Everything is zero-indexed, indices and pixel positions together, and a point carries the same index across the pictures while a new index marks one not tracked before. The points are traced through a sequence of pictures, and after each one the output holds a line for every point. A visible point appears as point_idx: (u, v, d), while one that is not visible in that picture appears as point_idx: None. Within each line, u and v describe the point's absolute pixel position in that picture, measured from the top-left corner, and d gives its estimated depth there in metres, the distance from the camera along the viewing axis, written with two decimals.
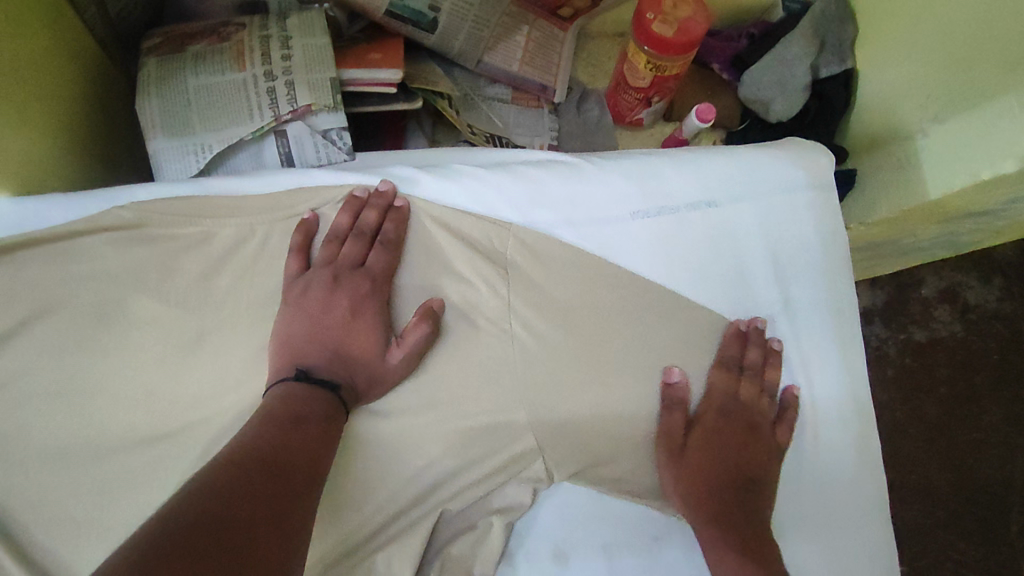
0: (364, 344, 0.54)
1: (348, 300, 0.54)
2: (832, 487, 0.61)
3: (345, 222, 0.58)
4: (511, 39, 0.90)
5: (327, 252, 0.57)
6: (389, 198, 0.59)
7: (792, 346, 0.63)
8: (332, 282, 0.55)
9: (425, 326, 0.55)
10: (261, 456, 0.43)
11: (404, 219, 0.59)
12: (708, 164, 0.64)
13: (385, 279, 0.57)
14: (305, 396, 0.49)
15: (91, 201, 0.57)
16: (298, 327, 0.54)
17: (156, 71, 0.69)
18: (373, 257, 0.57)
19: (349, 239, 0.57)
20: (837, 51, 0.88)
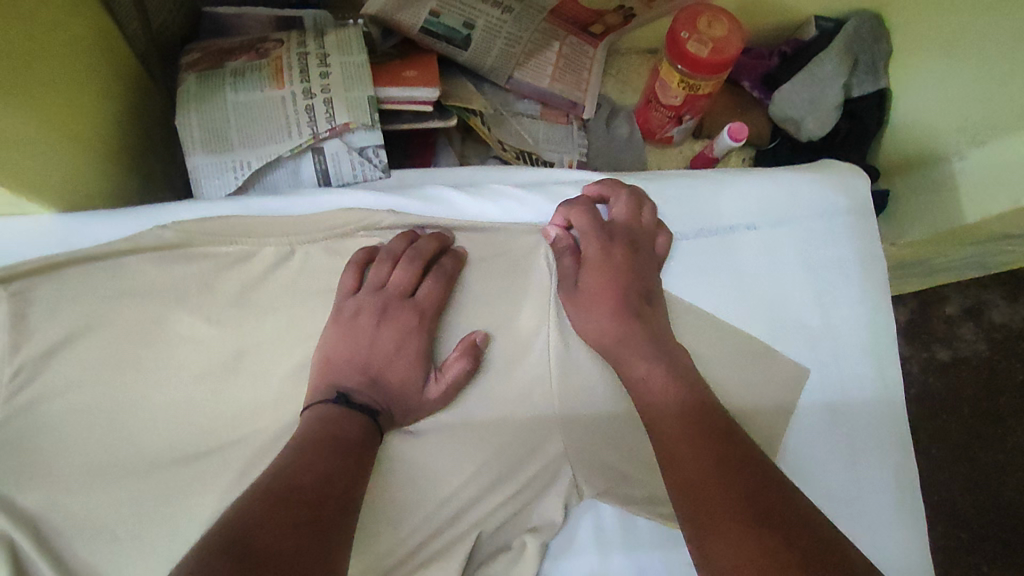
0: (404, 369, 0.53)
1: (393, 328, 0.54)
2: (873, 517, 0.59)
3: (402, 247, 0.58)
4: (541, 55, 0.90)
5: (378, 275, 0.56)
6: (448, 240, 0.59)
7: (835, 374, 0.61)
8: (381, 310, 0.54)
9: (464, 364, 0.54)
10: (300, 477, 0.43)
11: (461, 259, 0.59)
12: (749, 187, 0.63)
13: (433, 312, 0.56)
14: (347, 421, 0.49)
15: (136, 219, 0.58)
16: (339, 348, 0.53)
17: (195, 86, 0.69)
18: (426, 286, 0.56)
19: (402, 263, 0.57)
20: (870, 70, 0.88)
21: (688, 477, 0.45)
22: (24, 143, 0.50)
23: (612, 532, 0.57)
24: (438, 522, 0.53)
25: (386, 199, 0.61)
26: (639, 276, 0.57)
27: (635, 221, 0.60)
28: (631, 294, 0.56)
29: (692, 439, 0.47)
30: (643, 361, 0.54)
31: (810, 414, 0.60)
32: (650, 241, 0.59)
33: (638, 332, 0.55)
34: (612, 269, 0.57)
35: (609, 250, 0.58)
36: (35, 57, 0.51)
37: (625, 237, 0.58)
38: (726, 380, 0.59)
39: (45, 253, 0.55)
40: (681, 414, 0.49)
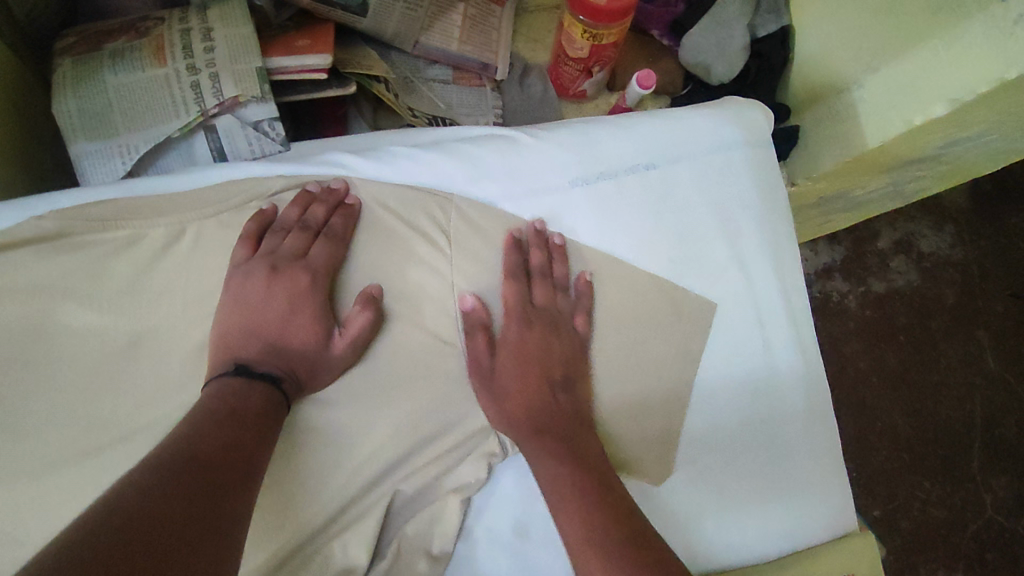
0: (303, 335, 0.52)
1: (287, 294, 0.53)
2: (787, 439, 0.61)
3: (294, 214, 0.57)
4: (447, 17, 0.88)
5: (272, 243, 0.55)
6: (341, 196, 0.58)
7: (746, 302, 0.62)
8: (271, 273, 0.53)
9: (368, 314, 0.54)
10: (192, 453, 0.42)
11: (354, 215, 0.58)
12: (644, 128, 0.63)
13: (330, 271, 0.56)
14: (244, 391, 0.48)
15: (11, 212, 0.55)
16: (233, 320, 0.52)
17: (70, 72, 0.65)
18: (318, 248, 0.56)
19: (294, 231, 0.56)
20: (772, 9, 0.91)
21: (560, 496, 0.49)
22: None
23: (532, 484, 0.57)
24: (356, 484, 0.53)
25: (277, 168, 0.60)
26: (540, 367, 0.55)
27: (552, 304, 0.58)
28: (539, 378, 0.55)
29: (561, 450, 0.52)
30: (522, 426, 0.54)
31: (722, 345, 0.61)
32: (573, 325, 0.58)
33: (541, 408, 0.54)
34: (526, 367, 0.55)
35: (526, 333, 0.56)
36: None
37: (545, 318, 0.57)
38: (637, 321, 0.60)
39: None
40: (541, 420, 0.54)
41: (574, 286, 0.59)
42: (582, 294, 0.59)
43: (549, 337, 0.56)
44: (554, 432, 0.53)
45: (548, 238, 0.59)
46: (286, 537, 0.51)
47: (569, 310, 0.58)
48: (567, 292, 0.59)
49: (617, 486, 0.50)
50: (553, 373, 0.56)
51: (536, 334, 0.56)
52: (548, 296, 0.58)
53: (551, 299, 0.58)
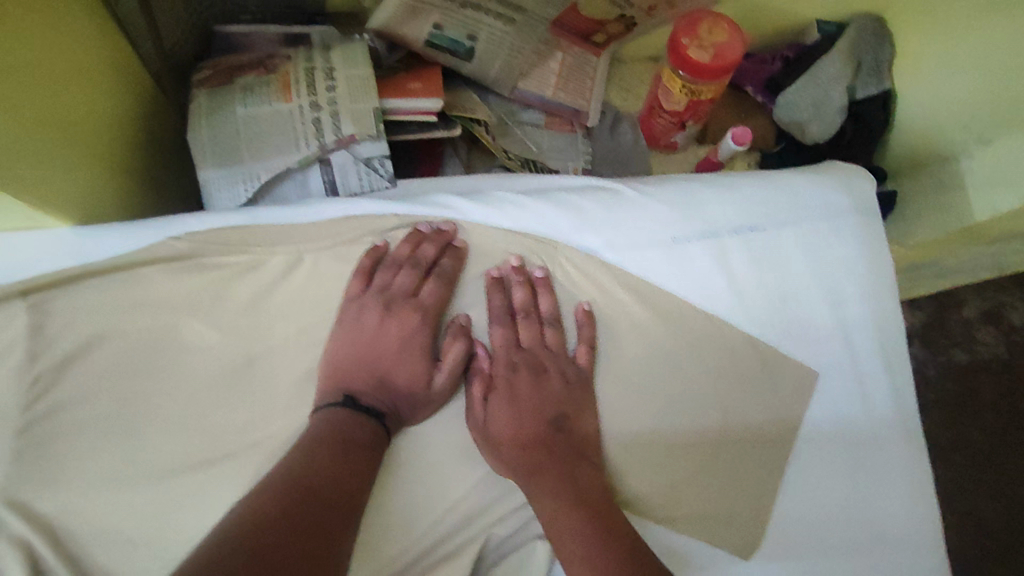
0: (407, 374, 0.55)
1: (399, 328, 0.56)
2: (887, 522, 0.58)
3: (405, 252, 0.59)
4: (545, 65, 0.91)
5: (383, 280, 0.58)
6: (449, 238, 0.60)
7: (849, 369, 0.61)
8: (384, 312, 0.56)
9: (461, 345, 0.56)
10: (304, 480, 0.45)
11: (462, 257, 0.60)
12: (748, 190, 0.63)
13: (439, 310, 0.58)
14: (351, 421, 0.51)
15: (143, 232, 0.59)
16: (343, 355, 0.55)
17: (205, 102, 0.70)
18: (428, 287, 0.58)
19: (405, 268, 0.58)
20: (874, 73, 0.89)
21: (557, 527, 0.51)
22: (33, 163, 0.53)
23: None
24: (450, 520, 0.53)
25: (389, 207, 0.62)
26: (534, 412, 0.55)
27: (540, 349, 0.58)
28: (534, 422, 0.55)
29: (563, 482, 0.52)
30: (552, 461, 0.53)
31: (820, 412, 0.60)
32: (559, 366, 0.57)
33: (551, 449, 0.54)
34: (520, 414, 0.55)
35: (506, 370, 0.57)
36: (46, 72, 0.54)
37: (528, 360, 0.57)
38: (728, 382, 0.60)
39: (66, 266, 0.58)
40: (548, 455, 0.54)
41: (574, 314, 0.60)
42: (584, 323, 0.59)
43: (538, 382, 0.56)
44: (554, 453, 0.54)
45: (531, 274, 0.60)
46: (378, 565, 0.51)
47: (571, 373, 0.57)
48: (534, 341, 0.58)
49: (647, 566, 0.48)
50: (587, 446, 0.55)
51: (513, 372, 0.56)
52: (532, 338, 0.58)
53: (534, 340, 0.58)
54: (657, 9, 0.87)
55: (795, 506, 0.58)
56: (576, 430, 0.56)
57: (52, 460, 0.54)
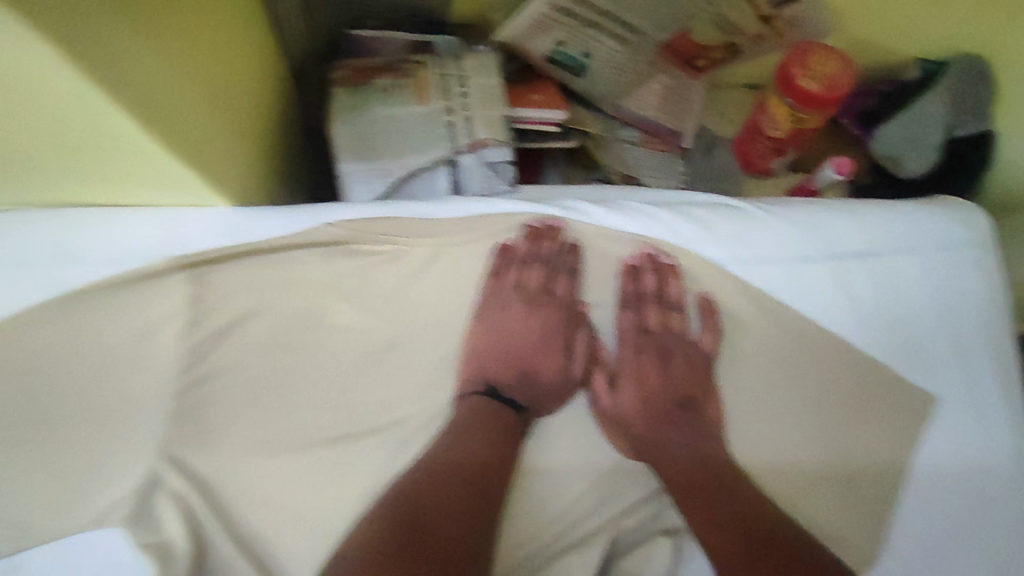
0: (549, 361, 0.62)
1: (541, 325, 0.63)
2: (1000, 548, 0.59)
3: (525, 250, 0.64)
4: (648, 85, 0.94)
5: (518, 278, 0.64)
6: (560, 233, 0.65)
7: (965, 395, 0.63)
8: (528, 307, 0.64)
9: (586, 334, 0.63)
10: (461, 471, 0.57)
11: (577, 252, 0.65)
12: (867, 215, 0.66)
13: (574, 303, 0.64)
14: (496, 413, 0.60)
15: (301, 218, 0.64)
16: (489, 348, 0.62)
17: (347, 101, 0.74)
18: (559, 284, 0.64)
19: (533, 267, 0.64)
20: (974, 112, 0.91)
21: (687, 495, 0.58)
22: (209, 145, 0.57)
23: None
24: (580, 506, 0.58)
25: (525, 209, 0.66)
26: (665, 391, 0.61)
27: (667, 332, 0.63)
28: (662, 400, 0.61)
29: (694, 451, 0.59)
30: (683, 436, 0.60)
31: (937, 435, 0.62)
32: (688, 349, 0.63)
33: (681, 422, 0.60)
34: (647, 390, 0.62)
35: (637, 356, 0.62)
36: (220, 64, 0.59)
37: (656, 345, 0.63)
38: (846, 398, 0.62)
39: (223, 242, 0.63)
40: (681, 431, 0.60)
41: (695, 302, 0.64)
42: (704, 310, 0.63)
43: (666, 363, 0.62)
44: (682, 425, 0.60)
45: (660, 261, 0.64)
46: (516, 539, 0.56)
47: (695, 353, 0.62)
48: (661, 324, 0.63)
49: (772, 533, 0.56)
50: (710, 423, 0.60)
51: (647, 358, 0.63)
52: (661, 323, 0.63)
53: (663, 324, 0.63)
54: (765, 39, 0.90)
55: (914, 527, 0.59)
56: (705, 407, 0.61)
57: (213, 420, 0.60)
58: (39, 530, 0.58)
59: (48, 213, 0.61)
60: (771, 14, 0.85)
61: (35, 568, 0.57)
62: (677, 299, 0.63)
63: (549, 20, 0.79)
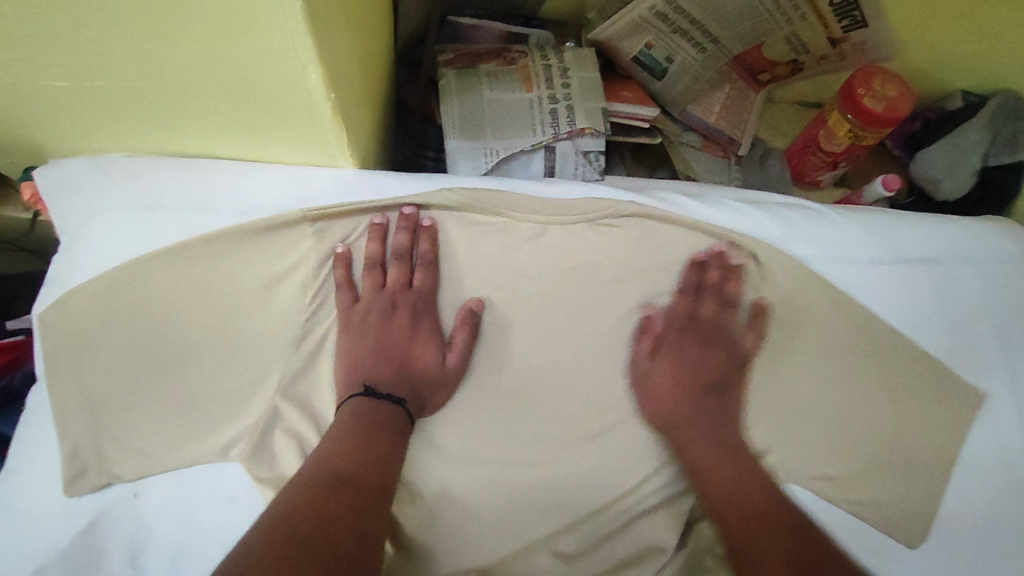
0: (424, 357, 0.62)
1: (409, 317, 0.63)
2: None
3: (404, 241, 0.65)
4: (713, 94, 0.99)
5: (373, 280, 0.64)
6: (416, 219, 0.66)
7: (1010, 396, 0.69)
8: (390, 307, 0.63)
9: (465, 331, 0.63)
10: (346, 459, 0.53)
11: (433, 236, 0.66)
12: (933, 226, 0.73)
13: (432, 296, 0.65)
14: (373, 410, 0.58)
15: (420, 184, 0.69)
16: (359, 350, 0.62)
17: (455, 81, 0.79)
18: (418, 277, 0.65)
19: (392, 265, 0.65)
20: (1009, 144, 0.97)
21: (698, 463, 0.63)
22: (349, 107, 0.61)
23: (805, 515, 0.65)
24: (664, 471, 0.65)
25: (625, 196, 0.71)
26: (701, 376, 0.67)
27: (716, 322, 0.68)
28: (692, 384, 0.66)
29: (713, 426, 0.65)
30: (704, 412, 0.65)
31: (984, 430, 0.68)
32: (732, 340, 0.68)
33: (704, 402, 0.66)
34: (680, 373, 0.66)
35: (682, 339, 0.67)
36: (364, 33, 0.63)
37: (698, 333, 0.68)
38: (902, 393, 0.68)
39: (346, 201, 0.66)
40: (703, 409, 0.65)
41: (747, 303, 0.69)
42: (756, 310, 0.68)
43: (704, 350, 0.67)
44: (706, 402, 0.66)
45: (723, 261, 0.69)
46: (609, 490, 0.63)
47: (738, 342, 0.68)
48: (713, 317, 0.68)
49: (780, 512, 0.59)
50: (732, 407, 0.66)
51: (688, 343, 0.68)
52: (710, 313, 0.68)
53: (712, 317, 0.68)
54: (828, 59, 0.95)
55: (953, 507, 0.66)
56: (730, 392, 0.67)
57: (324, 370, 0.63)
58: (162, 461, 0.60)
59: (189, 162, 0.66)
60: (839, 37, 0.90)
61: (155, 497, 0.59)
62: (733, 293, 0.69)
63: (642, 23, 0.86)
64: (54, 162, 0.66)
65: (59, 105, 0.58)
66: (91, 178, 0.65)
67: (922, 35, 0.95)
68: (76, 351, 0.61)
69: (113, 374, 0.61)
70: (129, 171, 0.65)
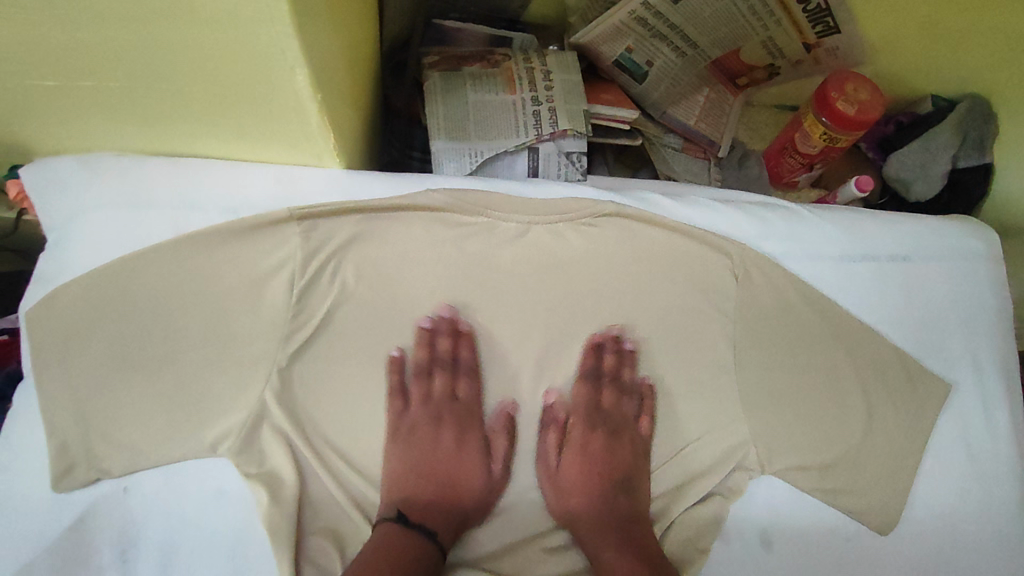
0: (468, 471, 0.67)
1: (450, 432, 0.69)
2: (999, 517, 0.69)
3: (441, 350, 0.68)
4: (693, 98, 1.02)
5: (419, 389, 0.68)
6: (450, 321, 0.69)
7: (975, 387, 0.72)
8: (437, 418, 0.68)
9: (506, 437, 0.68)
10: None
11: (472, 343, 0.69)
12: (901, 225, 0.75)
13: (477, 406, 0.69)
14: (401, 535, 0.59)
15: (404, 183, 0.69)
16: (405, 464, 0.66)
17: (440, 83, 0.80)
18: (462, 386, 0.69)
19: (435, 374, 0.68)
20: (977, 146, 1.01)
21: (599, 559, 0.63)
22: (336, 109, 0.63)
23: (781, 504, 0.67)
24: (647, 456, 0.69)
25: (604, 194, 0.72)
26: (605, 464, 0.69)
27: (618, 410, 0.71)
28: (603, 479, 0.68)
29: (619, 526, 0.65)
30: (603, 509, 0.66)
31: (950, 419, 0.71)
32: (632, 432, 0.70)
33: (608, 496, 0.67)
34: (587, 469, 0.69)
35: (588, 434, 0.70)
36: (351, 36, 0.65)
37: (604, 425, 0.71)
38: (873, 385, 0.71)
39: (331, 200, 0.67)
40: (606, 505, 0.67)
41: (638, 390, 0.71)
42: (643, 396, 0.71)
43: (613, 443, 0.70)
44: (602, 495, 0.67)
45: (622, 348, 0.71)
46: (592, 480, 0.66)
47: (635, 425, 0.70)
48: (617, 405, 0.71)
49: None
50: (636, 507, 0.67)
51: (597, 436, 0.70)
52: (613, 402, 0.71)
53: (614, 406, 0.71)
54: (803, 64, 0.99)
55: (924, 495, 0.69)
56: (639, 489, 0.68)
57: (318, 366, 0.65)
58: (152, 457, 0.61)
59: (177, 160, 0.67)
60: (815, 42, 0.94)
61: (147, 493, 0.60)
62: (643, 385, 0.71)
63: (623, 28, 0.88)
64: (42, 161, 0.66)
65: (47, 105, 0.58)
66: (76, 178, 0.65)
67: (893, 41, 0.98)
68: (61, 349, 0.61)
69: (100, 373, 0.61)
70: (116, 171, 0.66)
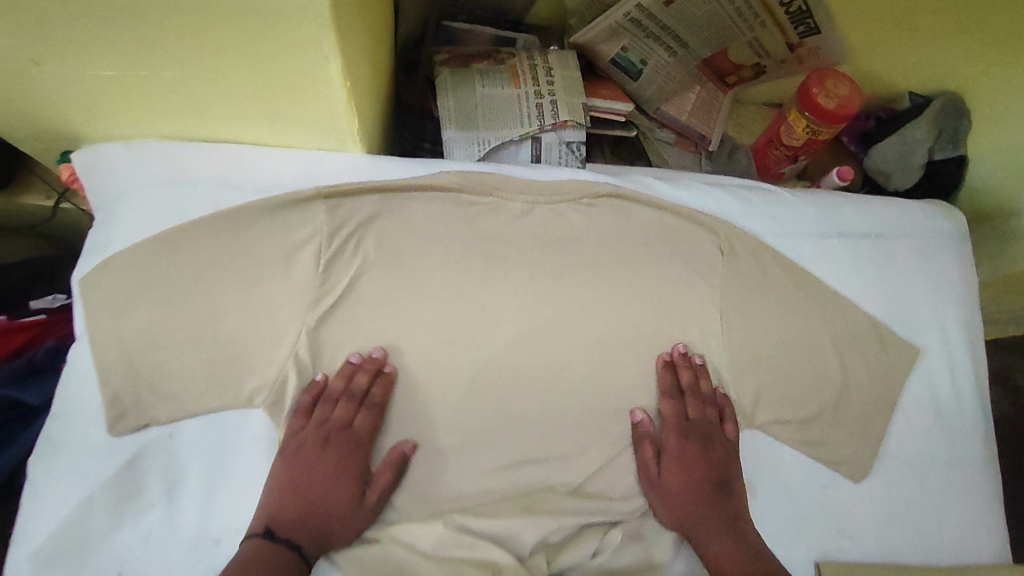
0: (340, 496, 0.66)
1: (336, 459, 0.67)
2: (960, 467, 0.76)
3: (342, 383, 0.69)
4: (685, 94, 1.09)
5: (321, 413, 0.68)
6: (380, 363, 0.70)
7: (942, 352, 0.79)
8: (322, 444, 0.67)
9: (391, 473, 0.68)
10: None
11: (390, 381, 0.71)
12: (874, 206, 0.82)
13: (367, 441, 0.69)
14: (267, 553, 0.60)
15: (420, 166, 0.77)
16: (286, 482, 0.65)
17: (450, 78, 0.88)
18: (360, 419, 0.69)
19: (342, 402, 0.68)
20: (951, 140, 1.08)
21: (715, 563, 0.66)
22: (359, 98, 0.70)
23: (762, 455, 0.74)
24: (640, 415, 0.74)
25: (603, 178, 0.80)
26: (717, 471, 0.71)
27: (704, 421, 0.73)
28: (708, 485, 0.70)
29: (720, 524, 0.68)
30: (706, 510, 0.69)
31: (918, 380, 0.78)
32: (728, 442, 0.73)
33: (705, 499, 0.70)
34: (692, 478, 0.71)
35: (682, 445, 0.72)
36: (372, 32, 0.72)
37: (698, 436, 0.72)
38: (848, 349, 0.77)
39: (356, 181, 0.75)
40: (710, 506, 0.69)
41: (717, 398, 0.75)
42: (723, 405, 0.74)
43: (706, 450, 0.72)
44: (700, 498, 0.70)
45: (691, 361, 0.75)
46: None
47: (725, 436, 0.73)
48: (718, 419, 0.73)
49: None
50: (734, 505, 0.70)
51: (691, 448, 0.72)
52: (710, 417, 0.73)
53: (708, 419, 0.73)
54: (787, 63, 1.06)
55: (893, 447, 0.76)
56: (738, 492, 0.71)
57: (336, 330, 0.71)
58: (194, 409, 0.68)
59: (213, 147, 0.74)
60: (797, 43, 1.01)
61: (190, 441, 0.67)
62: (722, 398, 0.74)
63: (619, 28, 0.95)
64: (93, 147, 0.73)
65: (103, 93, 0.65)
66: (125, 161, 0.73)
67: (870, 41, 1.05)
68: (112, 313, 0.68)
69: (146, 335, 0.68)
70: (161, 156, 0.73)
